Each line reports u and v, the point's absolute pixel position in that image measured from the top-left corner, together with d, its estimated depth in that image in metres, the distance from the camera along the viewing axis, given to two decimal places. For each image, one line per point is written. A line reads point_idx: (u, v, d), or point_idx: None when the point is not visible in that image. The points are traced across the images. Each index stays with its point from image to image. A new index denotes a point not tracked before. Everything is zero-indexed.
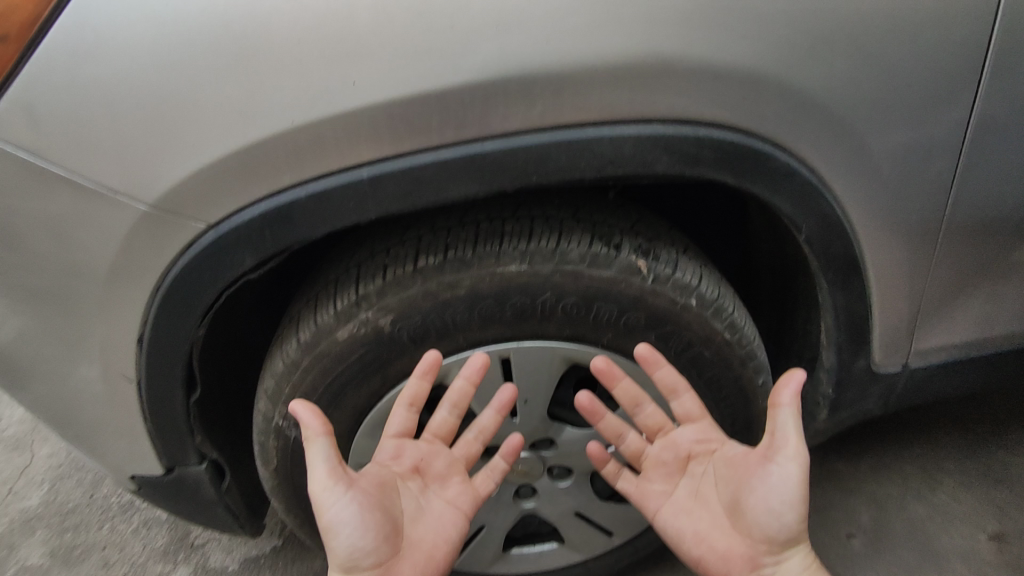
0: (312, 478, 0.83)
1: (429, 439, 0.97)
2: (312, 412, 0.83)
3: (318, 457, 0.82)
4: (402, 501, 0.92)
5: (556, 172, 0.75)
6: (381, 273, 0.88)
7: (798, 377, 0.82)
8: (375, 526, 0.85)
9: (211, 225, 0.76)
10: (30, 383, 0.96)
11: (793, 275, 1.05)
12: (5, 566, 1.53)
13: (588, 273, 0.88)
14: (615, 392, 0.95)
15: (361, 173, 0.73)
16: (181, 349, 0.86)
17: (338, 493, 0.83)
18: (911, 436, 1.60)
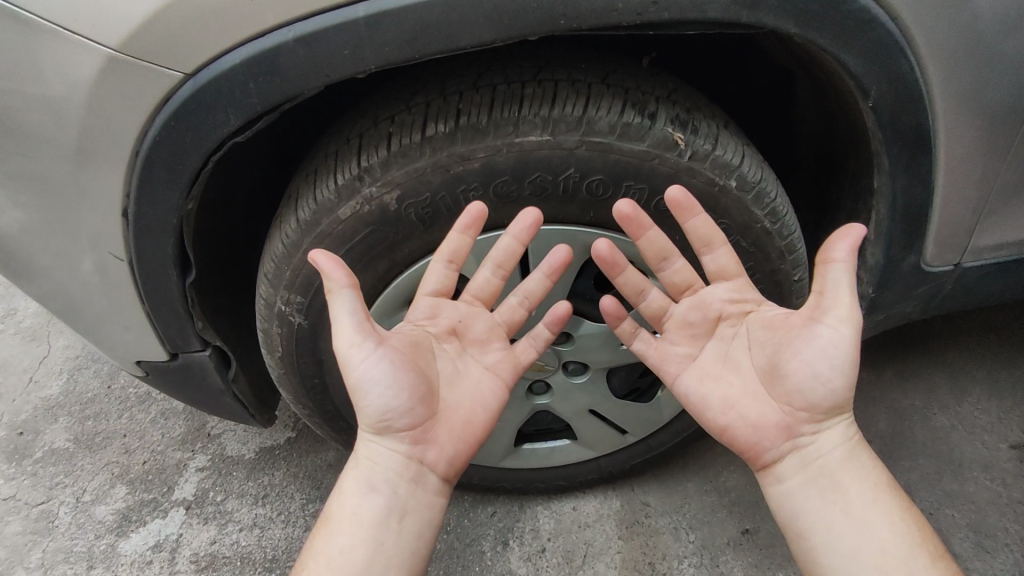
0: (336, 334, 0.76)
1: (469, 300, 0.88)
2: (333, 261, 0.74)
3: (342, 310, 0.74)
4: (437, 362, 0.85)
5: (588, 13, 0.64)
6: (385, 143, 0.79)
7: (857, 231, 0.73)
8: (409, 385, 0.78)
9: (191, 75, 0.66)
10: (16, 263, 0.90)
11: (841, 162, 0.94)
12: (31, 449, 1.57)
13: (617, 146, 0.78)
14: (641, 243, 0.82)
15: (358, 11, 0.63)
16: (169, 224, 0.79)
17: (367, 349, 0.76)
18: (940, 347, 1.54)
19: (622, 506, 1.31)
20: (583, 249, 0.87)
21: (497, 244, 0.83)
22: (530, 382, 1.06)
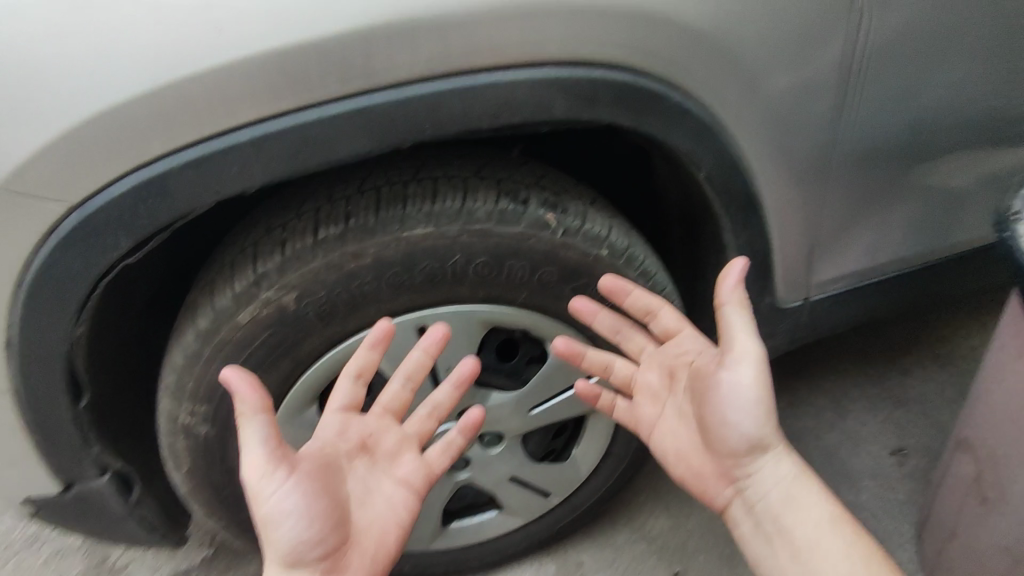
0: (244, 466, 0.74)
1: (378, 413, 0.91)
2: (247, 384, 0.73)
3: (251, 439, 0.73)
4: (347, 482, 0.84)
5: (450, 122, 0.71)
6: (279, 248, 0.83)
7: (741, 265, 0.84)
8: (321, 513, 0.77)
9: (76, 205, 0.68)
10: None
11: (694, 223, 1.03)
12: None
13: (496, 231, 0.86)
14: (594, 323, 0.95)
15: (242, 134, 0.67)
16: (59, 350, 0.78)
17: (279, 479, 0.74)
18: (819, 370, 1.71)
19: (558, 568, 1.33)
20: (480, 325, 0.94)
21: (409, 358, 0.90)
22: None
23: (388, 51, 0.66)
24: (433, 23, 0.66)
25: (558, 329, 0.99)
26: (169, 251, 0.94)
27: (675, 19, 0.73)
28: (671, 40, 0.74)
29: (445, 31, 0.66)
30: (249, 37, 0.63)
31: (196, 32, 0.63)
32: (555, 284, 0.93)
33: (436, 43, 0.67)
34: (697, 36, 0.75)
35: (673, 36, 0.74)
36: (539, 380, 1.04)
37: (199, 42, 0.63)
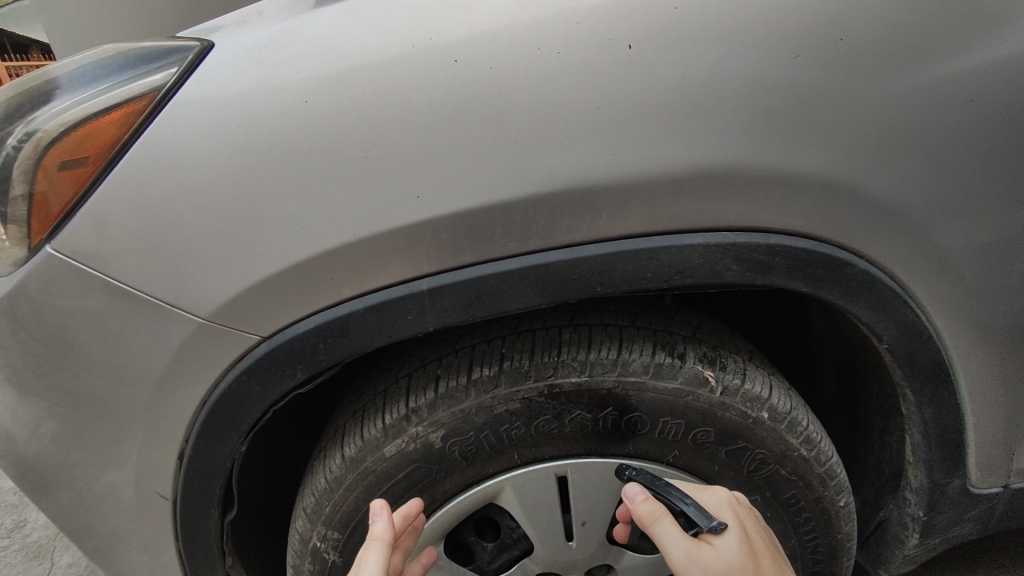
0: (710, 495, 0.79)
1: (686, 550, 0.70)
2: (640, 492, 0.75)
3: (669, 537, 0.71)
4: (672, 531, 0.72)
5: (622, 282, 0.71)
6: (432, 384, 0.84)
7: (721, 510, 0.76)
8: (734, 516, 0.75)
9: (266, 338, 0.73)
10: (57, 489, 0.92)
11: (856, 365, 0.97)
12: None
13: (651, 385, 0.83)
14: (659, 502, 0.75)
15: (421, 285, 0.70)
16: (221, 467, 0.83)
17: (702, 493, 0.80)
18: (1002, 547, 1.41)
19: None
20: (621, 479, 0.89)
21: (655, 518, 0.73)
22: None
23: (568, 215, 0.68)
24: (616, 190, 0.67)
25: None
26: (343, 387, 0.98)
27: (863, 186, 0.69)
28: (856, 207, 0.70)
29: (626, 200, 0.67)
30: (443, 197, 0.67)
31: (399, 189, 0.67)
32: (709, 444, 0.87)
33: (617, 208, 0.68)
34: (882, 204, 0.71)
35: (858, 202, 0.70)
36: None
37: (401, 198, 0.67)
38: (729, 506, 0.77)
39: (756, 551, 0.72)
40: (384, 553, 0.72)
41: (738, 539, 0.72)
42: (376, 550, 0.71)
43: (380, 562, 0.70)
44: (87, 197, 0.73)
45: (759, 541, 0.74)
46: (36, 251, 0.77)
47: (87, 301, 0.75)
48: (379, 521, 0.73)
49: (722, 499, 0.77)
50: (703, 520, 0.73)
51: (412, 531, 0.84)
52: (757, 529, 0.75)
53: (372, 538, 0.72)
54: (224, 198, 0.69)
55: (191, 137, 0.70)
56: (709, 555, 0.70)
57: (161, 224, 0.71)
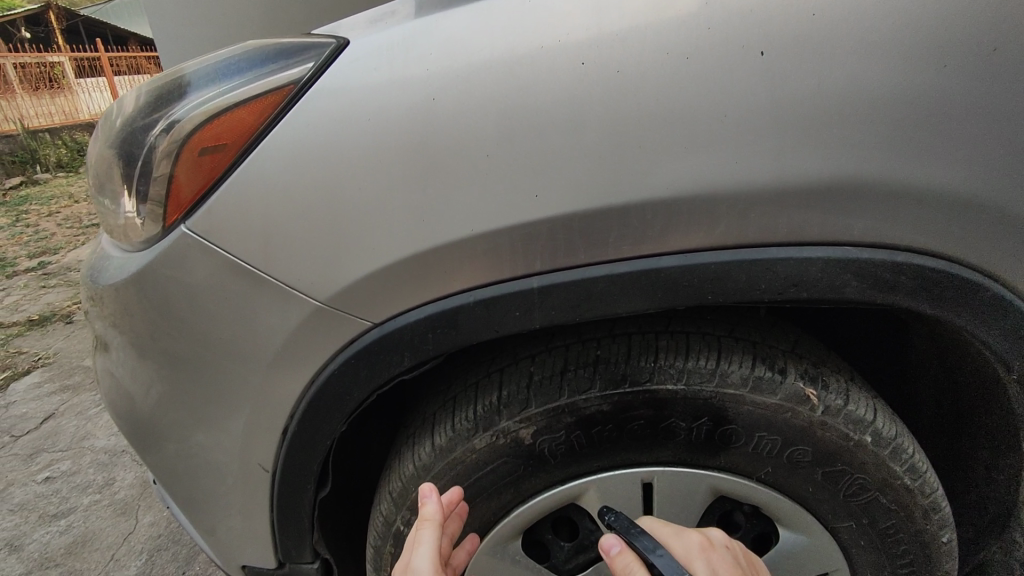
0: (693, 543, 0.67)
1: None
2: (614, 545, 0.66)
3: None
4: None
5: (734, 291, 0.70)
6: (526, 381, 0.85)
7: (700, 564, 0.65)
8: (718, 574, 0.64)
9: (377, 324, 0.77)
10: (168, 451, 0.99)
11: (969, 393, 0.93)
12: (130, 558, 1.75)
13: (750, 398, 0.82)
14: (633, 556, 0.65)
15: (531, 282, 0.72)
16: (321, 444, 0.87)
17: (688, 541, 0.67)
18: None
19: None
20: (708, 491, 0.88)
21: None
22: None
23: (685, 221, 0.68)
24: (736, 198, 0.67)
25: (796, 514, 0.88)
26: (430, 377, 0.99)
27: (1003, 207, 0.66)
28: (993, 228, 0.67)
29: (746, 208, 0.67)
30: (561, 197, 0.68)
31: (519, 188, 0.69)
32: (805, 464, 0.84)
33: (736, 217, 0.67)
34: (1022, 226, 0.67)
35: (996, 223, 0.67)
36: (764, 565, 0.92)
37: (520, 197, 0.69)
38: (705, 556, 0.65)
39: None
40: (435, 532, 0.72)
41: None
42: (427, 531, 0.71)
43: (432, 542, 0.71)
44: (223, 179, 0.78)
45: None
46: (171, 230, 0.82)
47: (215, 279, 0.80)
48: (427, 502, 0.73)
49: (697, 546, 0.66)
50: (674, 574, 0.62)
51: (457, 516, 0.83)
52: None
53: (423, 519, 0.72)
54: (348, 187, 0.73)
55: (323, 128, 0.73)
56: None
57: (288, 210, 0.75)
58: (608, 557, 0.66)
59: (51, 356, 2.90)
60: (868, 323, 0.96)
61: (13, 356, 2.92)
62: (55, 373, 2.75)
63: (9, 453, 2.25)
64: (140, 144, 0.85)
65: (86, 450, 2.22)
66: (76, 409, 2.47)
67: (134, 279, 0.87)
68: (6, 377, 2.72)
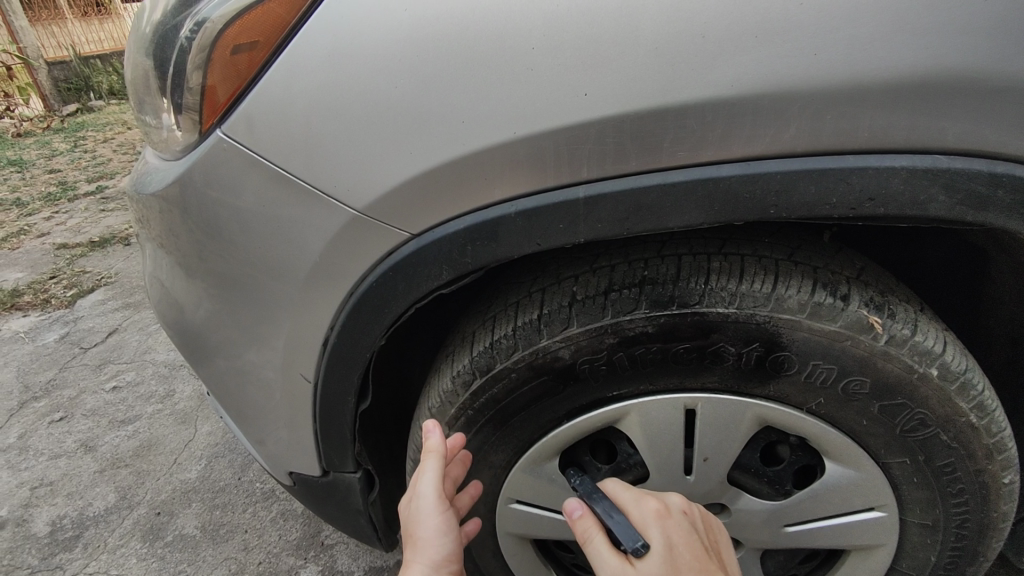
0: (644, 509, 0.76)
1: (620, 557, 0.72)
2: (579, 504, 0.80)
3: (600, 555, 0.74)
4: (602, 554, 0.74)
5: (801, 206, 0.64)
6: (567, 300, 0.82)
7: (651, 520, 0.74)
8: (667, 533, 0.72)
9: (415, 236, 0.74)
10: (215, 360, 1.01)
11: None
12: (190, 464, 1.87)
13: (807, 325, 0.77)
14: (589, 521, 0.78)
15: (578, 192, 0.67)
16: (361, 357, 0.87)
17: (644, 509, 0.76)
18: None
19: None
20: (753, 420, 0.85)
21: (592, 542, 0.76)
22: None
23: (752, 124, 0.61)
24: (814, 96, 0.59)
25: (847, 447, 0.84)
26: (468, 297, 0.98)
27: None
28: None
29: (824, 108, 0.60)
30: (614, 95, 0.62)
31: (567, 85, 0.63)
32: (863, 396, 0.80)
33: (812, 118, 0.60)
34: None
35: None
36: (807, 497, 0.90)
37: (568, 96, 0.63)
38: (655, 519, 0.74)
39: (681, 568, 0.68)
40: (439, 462, 0.83)
41: (661, 561, 0.69)
42: (432, 461, 0.82)
43: (436, 471, 0.82)
44: (259, 79, 0.74)
45: (687, 557, 0.70)
46: (207, 136, 0.80)
47: (251, 187, 0.78)
48: (432, 436, 0.84)
49: (649, 510, 0.75)
50: (626, 541, 0.73)
51: (459, 462, 0.91)
52: (687, 543, 0.71)
53: (428, 449, 0.83)
54: (386, 88, 0.68)
55: (360, 23, 0.69)
56: (624, 559, 0.72)
57: (324, 111, 0.71)
58: (572, 518, 0.79)
59: (112, 275, 3.04)
60: (943, 252, 0.89)
61: (78, 275, 3.07)
62: (117, 291, 2.89)
63: (79, 363, 2.40)
64: (173, 45, 0.82)
65: (148, 363, 2.35)
66: (138, 325, 2.60)
67: (173, 188, 0.86)
68: (74, 294, 2.88)
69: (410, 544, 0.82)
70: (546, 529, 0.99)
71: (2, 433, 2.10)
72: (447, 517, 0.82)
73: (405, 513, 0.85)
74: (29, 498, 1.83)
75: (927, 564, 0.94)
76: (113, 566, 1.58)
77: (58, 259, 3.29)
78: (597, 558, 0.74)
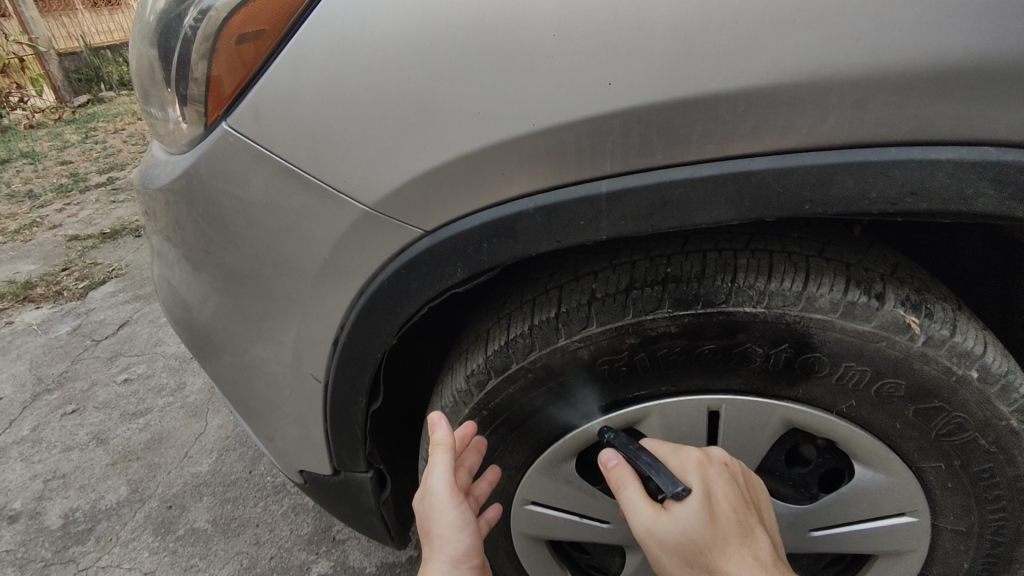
0: (684, 456, 0.74)
1: (655, 506, 0.72)
2: (615, 453, 0.77)
3: (635, 505, 0.73)
4: (635, 505, 0.73)
5: (838, 202, 0.60)
6: (586, 299, 0.78)
7: (693, 466, 0.73)
8: (707, 481, 0.71)
9: (428, 232, 0.71)
10: (223, 358, 0.99)
11: None
12: (201, 457, 1.86)
13: (840, 325, 0.73)
14: (625, 470, 0.76)
15: (600, 186, 0.63)
16: (372, 357, 0.84)
17: (683, 458, 0.74)
18: None
19: None
20: (780, 423, 0.81)
21: (627, 490, 0.74)
22: None
23: (788, 114, 0.57)
24: (855, 84, 0.55)
25: (878, 451, 0.81)
26: (482, 294, 0.95)
27: None
28: None
29: (867, 97, 0.56)
30: (640, 84, 0.59)
31: (590, 74, 0.59)
32: (897, 399, 0.76)
33: (853, 108, 0.56)
34: None
35: None
36: (834, 502, 0.86)
37: (591, 85, 0.60)
38: (696, 466, 0.73)
39: (716, 521, 0.68)
40: (449, 455, 0.79)
41: (699, 508, 0.69)
42: (440, 455, 0.79)
43: (446, 465, 0.79)
44: (265, 69, 0.71)
45: (726, 508, 0.69)
46: (213, 129, 0.77)
47: (258, 181, 0.75)
48: (438, 429, 0.80)
49: (690, 458, 0.74)
50: (664, 486, 0.71)
51: (473, 449, 0.88)
52: (728, 491, 0.70)
53: (436, 444, 0.80)
54: (397, 77, 0.65)
55: (370, 9, 0.65)
56: (659, 508, 0.72)
57: (333, 102, 0.68)
58: (608, 468, 0.77)
59: (123, 266, 3.04)
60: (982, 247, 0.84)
61: (89, 266, 3.07)
62: (128, 282, 2.89)
63: (91, 355, 2.40)
64: (176, 34, 0.79)
65: (158, 356, 2.35)
66: (148, 317, 2.60)
67: (179, 182, 0.84)
68: (85, 286, 2.88)
69: (429, 538, 0.81)
70: (562, 531, 0.96)
71: (16, 425, 2.10)
72: (463, 510, 0.80)
73: (419, 504, 0.83)
74: (42, 491, 1.83)
75: (959, 571, 0.90)
76: (125, 559, 1.58)
77: (69, 251, 3.29)
78: (630, 506, 0.73)
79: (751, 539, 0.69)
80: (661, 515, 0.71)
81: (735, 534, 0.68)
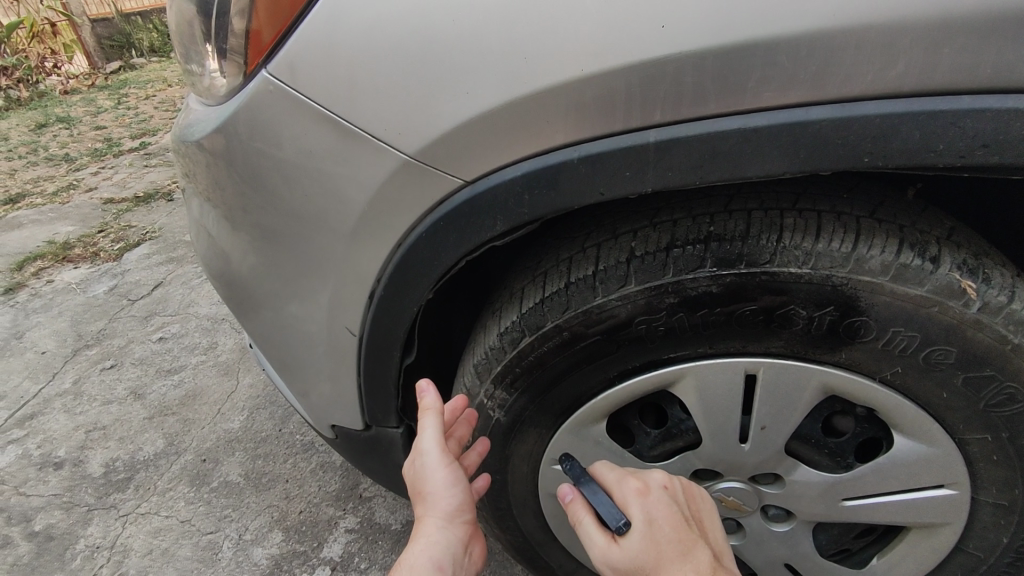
0: (626, 488, 0.76)
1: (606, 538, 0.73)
2: (570, 488, 0.79)
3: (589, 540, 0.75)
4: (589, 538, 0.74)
5: (900, 154, 0.57)
6: (625, 257, 0.77)
7: (632, 499, 0.74)
8: (647, 510, 0.73)
9: (469, 183, 0.70)
10: (260, 312, 1.00)
11: None
12: (233, 414, 1.91)
13: (890, 288, 0.71)
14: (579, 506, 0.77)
15: (648, 136, 0.62)
16: (408, 310, 0.84)
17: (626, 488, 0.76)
18: None
19: None
20: (820, 389, 0.80)
21: (582, 525, 0.76)
22: (728, 502, 0.91)
23: (853, 59, 0.54)
24: (927, 27, 0.53)
25: (921, 421, 0.79)
26: (516, 254, 0.94)
27: None
28: None
29: (939, 41, 0.53)
30: (696, 27, 0.56)
31: (643, 16, 0.57)
32: (946, 366, 0.74)
33: (923, 52, 0.53)
34: None
35: None
36: (870, 471, 0.85)
37: (643, 28, 0.57)
38: (636, 496, 0.74)
39: (659, 543, 0.70)
40: (437, 418, 0.83)
41: (642, 538, 0.71)
42: (430, 418, 0.83)
43: (435, 426, 0.83)
44: (306, 13, 0.70)
45: (667, 532, 0.71)
46: (251, 78, 0.76)
47: (296, 131, 0.75)
48: (427, 395, 0.85)
49: (631, 487, 0.75)
50: (609, 519, 0.73)
51: (463, 420, 0.92)
52: (669, 517, 0.72)
53: (425, 408, 0.84)
54: (442, 22, 0.64)
55: None
56: (607, 541, 0.73)
57: (375, 48, 0.67)
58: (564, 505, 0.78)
59: (156, 229, 3.09)
60: None
61: (124, 229, 3.14)
62: (161, 245, 2.94)
63: (127, 315, 2.46)
64: None
65: (191, 316, 2.40)
66: (181, 279, 2.65)
67: (216, 135, 0.84)
68: (120, 248, 2.94)
69: (420, 500, 0.83)
70: None
71: (58, 378, 2.18)
72: (454, 468, 0.82)
73: (411, 472, 0.86)
74: (83, 441, 1.90)
75: (997, 548, 0.88)
76: (162, 508, 1.64)
77: (104, 213, 3.36)
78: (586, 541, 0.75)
79: (695, 555, 0.69)
80: (611, 547, 0.72)
81: (679, 554, 0.69)
